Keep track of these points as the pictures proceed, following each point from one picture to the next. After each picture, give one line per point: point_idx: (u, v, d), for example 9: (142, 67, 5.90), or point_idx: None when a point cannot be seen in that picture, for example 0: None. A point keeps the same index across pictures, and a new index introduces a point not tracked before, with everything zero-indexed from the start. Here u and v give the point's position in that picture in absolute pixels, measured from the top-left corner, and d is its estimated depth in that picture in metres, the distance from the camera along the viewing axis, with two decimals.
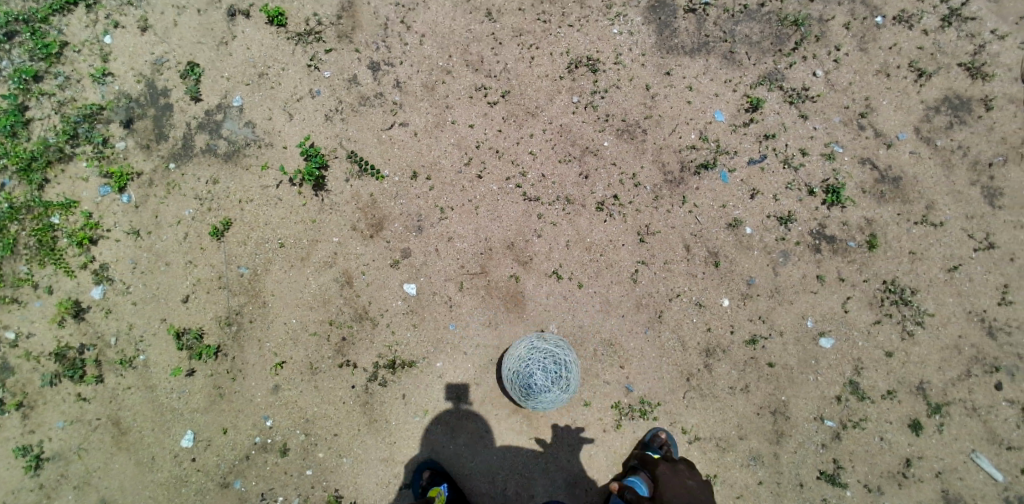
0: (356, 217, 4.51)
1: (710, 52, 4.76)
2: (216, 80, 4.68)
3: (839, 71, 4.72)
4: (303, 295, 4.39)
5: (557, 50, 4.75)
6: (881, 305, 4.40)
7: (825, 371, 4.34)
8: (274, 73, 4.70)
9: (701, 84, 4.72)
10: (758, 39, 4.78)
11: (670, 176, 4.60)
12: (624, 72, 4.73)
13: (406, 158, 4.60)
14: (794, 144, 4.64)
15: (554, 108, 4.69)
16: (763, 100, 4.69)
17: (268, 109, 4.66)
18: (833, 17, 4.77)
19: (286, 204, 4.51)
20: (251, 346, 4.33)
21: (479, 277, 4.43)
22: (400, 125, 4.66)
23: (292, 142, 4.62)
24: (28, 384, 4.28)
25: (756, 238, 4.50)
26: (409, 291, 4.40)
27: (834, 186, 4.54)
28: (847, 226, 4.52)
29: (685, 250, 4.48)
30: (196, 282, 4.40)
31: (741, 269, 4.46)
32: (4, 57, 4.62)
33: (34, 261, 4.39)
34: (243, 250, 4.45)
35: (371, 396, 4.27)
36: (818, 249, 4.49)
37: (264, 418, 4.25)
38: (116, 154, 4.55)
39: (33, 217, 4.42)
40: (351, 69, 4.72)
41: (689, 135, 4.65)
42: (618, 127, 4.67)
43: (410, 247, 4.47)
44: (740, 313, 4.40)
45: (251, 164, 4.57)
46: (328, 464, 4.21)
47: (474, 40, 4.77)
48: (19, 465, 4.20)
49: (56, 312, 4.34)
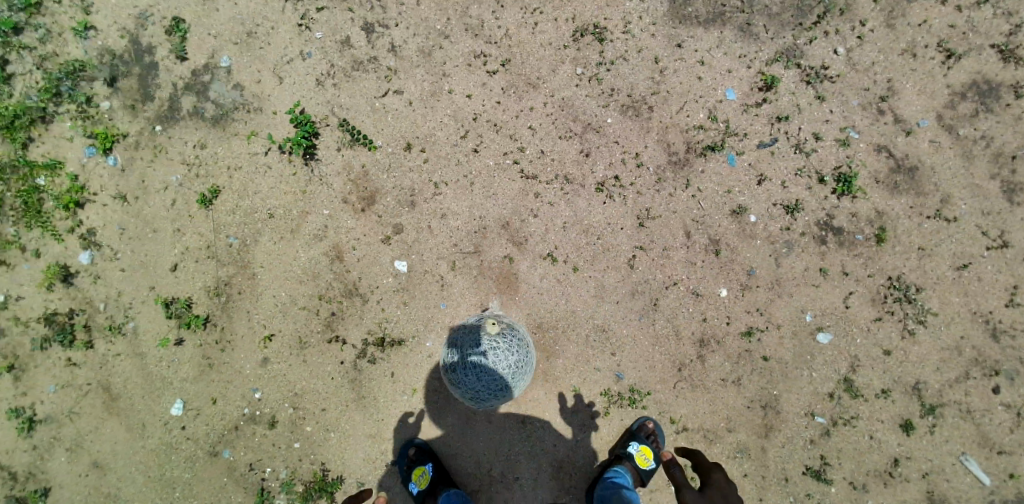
0: (347, 189, 4.38)
1: (725, 23, 4.49)
2: (203, 38, 4.46)
3: (861, 49, 4.45)
4: (292, 268, 4.32)
5: (563, 16, 4.49)
6: (884, 302, 4.28)
7: (821, 367, 4.26)
8: (265, 32, 4.47)
9: (713, 58, 4.46)
10: (778, 11, 4.49)
11: (675, 157, 4.41)
12: (632, 43, 4.47)
13: (400, 129, 4.43)
14: (807, 128, 4.42)
15: (556, 80, 4.46)
16: (779, 78, 4.44)
17: (258, 71, 4.45)
18: None
19: (275, 173, 4.38)
20: (240, 318, 4.30)
21: (472, 256, 4.33)
22: (395, 93, 4.45)
23: (282, 108, 4.44)
24: (18, 347, 4.27)
25: (760, 226, 4.36)
26: (400, 268, 4.33)
27: (846, 175, 4.36)
28: (856, 218, 4.35)
29: (685, 237, 4.35)
30: (185, 249, 4.34)
31: (742, 259, 4.34)
32: None
33: (21, 223, 4.32)
34: (232, 218, 4.36)
35: (360, 373, 4.25)
36: (824, 241, 4.34)
37: (252, 390, 4.25)
38: (101, 114, 4.40)
39: (18, 178, 4.33)
40: (344, 30, 4.48)
41: (698, 114, 4.43)
42: (622, 103, 4.44)
43: (402, 223, 4.36)
44: (737, 304, 4.30)
45: (238, 130, 4.41)
46: (315, 438, 4.23)
47: (475, 3, 4.49)
48: (11, 425, 4.23)
49: (43, 277, 4.30)
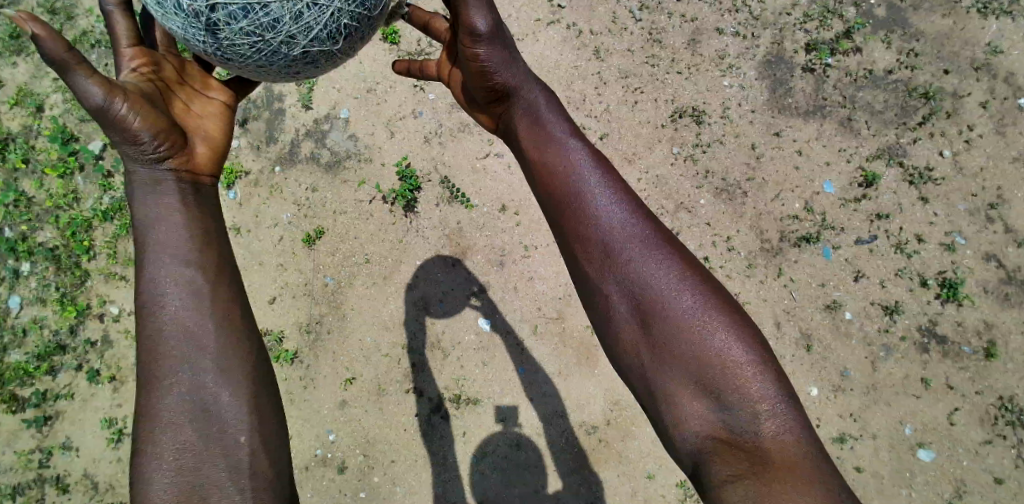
0: (441, 244, 4.54)
1: (826, 116, 4.52)
2: (326, 91, 4.85)
3: (970, 154, 4.36)
4: (381, 314, 4.47)
5: (663, 97, 4.62)
6: (994, 423, 4.01)
7: (921, 488, 3.97)
8: (381, 91, 4.82)
9: (813, 151, 4.47)
10: (882, 109, 4.50)
11: (769, 245, 4.36)
12: (731, 128, 4.55)
13: (497, 191, 4.60)
14: (910, 229, 4.31)
15: (653, 158, 4.54)
16: (880, 176, 4.39)
17: (371, 125, 4.76)
18: (969, 93, 4.45)
19: (377, 221, 4.61)
20: (326, 356, 4.44)
21: (554, 322, 4.36)
22: (495, 155, 4.66)
23: (389, 162, 4.69)
24: (123, 358, 4.56)
25: (855, 325, 4.22)
26: (484, 326, 4.40)
27: (951, 280, 4.20)
28: (961, 327, 4.16)
29: (775, 328, 4.25)
30: (283, 285, 4.56)
31: (835, 358, 4.19)
32: None
33: None
34: (331, 261, 4.58)
35: (434, 428, 4.27)
36: (926, 349, 4.16)
37: (327, 432, 4.33)
38: (227, 152, 4.78)
39: None
40: (453, 94, 4.75)
41: (794, 204, 4.41)
42: (717, 186, 4.47)
43: (490, 281, 4.47)
44: (829, 405, 4.12)
45: (348, 178, 4.69)
46: (382, 490, 4.22)
47: (579, 77, 4.69)
48: (104, 434, 4.44)
49: None
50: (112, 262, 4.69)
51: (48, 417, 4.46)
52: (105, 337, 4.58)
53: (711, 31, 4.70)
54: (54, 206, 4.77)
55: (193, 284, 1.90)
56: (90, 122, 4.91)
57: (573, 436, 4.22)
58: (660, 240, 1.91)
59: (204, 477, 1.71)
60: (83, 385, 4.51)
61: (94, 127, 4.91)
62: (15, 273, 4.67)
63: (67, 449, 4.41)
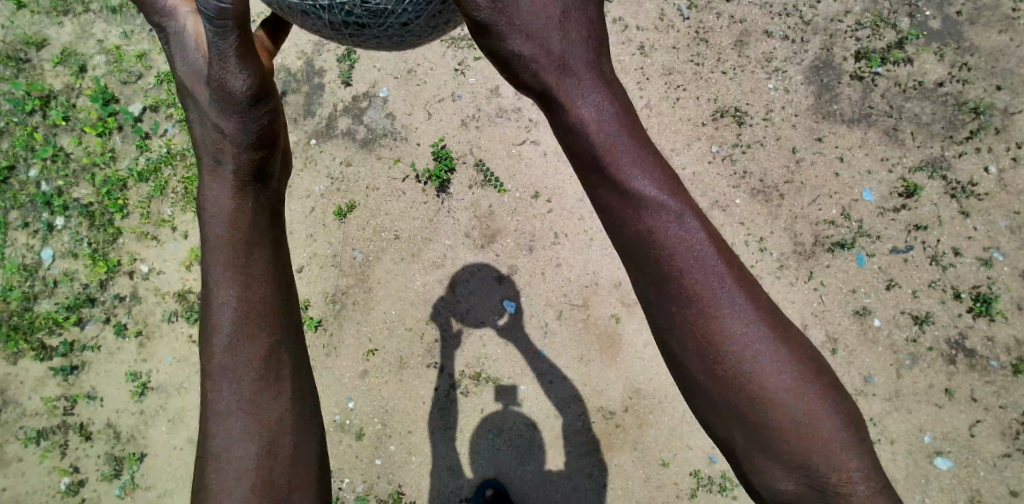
0: (472, 225, 4.57)
1: (871, 125, 4.47)
2: (368, 69, 4.91)
3: (1014, 171, 4.29)
4: (407, 289, 4.50)
5: (705, 95, 4.61)
6: (1015, 438, 3.95)
7: (936, 496, 3.90)
8: (423, 72, 4.86)
9: (853, 158, 4.43)
10: (928, 120, 4.44)
11: (802, 248, 4.33)
12: (771, 130, 4.52)
13: (532, 178, 4.61)
14: (947, 241, 4.25)
15: (690, 155, 4.53)
16: (921, 187, 4.34)
17: (411, 105, 4.81)
18: (1021, 110, 4.36)
19: (409, 198, 4.64)
20: (349, 327, 4.47)
21: (579, 309, 4.36)
22: (532, 143, 4.67)
23: (426, 142, 4.73)
24: (149, 315, 4.61)
25: (883, 332, 4.17)
26: (508, 308, 4.42)
27: (985, 294, 4.14)
28: (991, 342, 4.10)
29: (801, 329, 4.22)
30: (313, 254, 4.61)
31: (860, 364, 4.14)
32: None
33: (178, 205, 4.78)
34: (361, 234, 4.62)
35: (451, 404, 4.28)
36: (953, 361, 4.10)
37: (347, 399, 4.36)
38: None
39: (186, 165, 4.82)
40: (495, 80, 4.79)
41: (830, 209, 4.37)
42: (753, 187, 4.45)
43: (517, 265, 4.48)
44: None
45: (384, 155, 4.73)
46: (396, 459, 4.23)
47: (622, 71, 4.70)
48: (128, 387, 4.50)
49: (187, 256, 4.68)
50: (145, 221, 4.75)
51: (74, 367, 4.54)
52: (132, 294, 4.64)
53: (758, 33, 4.68)
54: (91, 164, 4.84)
55: (233, 257, 1.42)
56: (134, 84, 5.00)
57: (590, 424, 4.19)
58: (710, 229, 1.35)
59: (231, 491, 1.34)
60: (110, 339, 4.59)
61: (136, 89, 4.99)
62: (49, 227, 4.75)
63: (92, 398, 4.48)
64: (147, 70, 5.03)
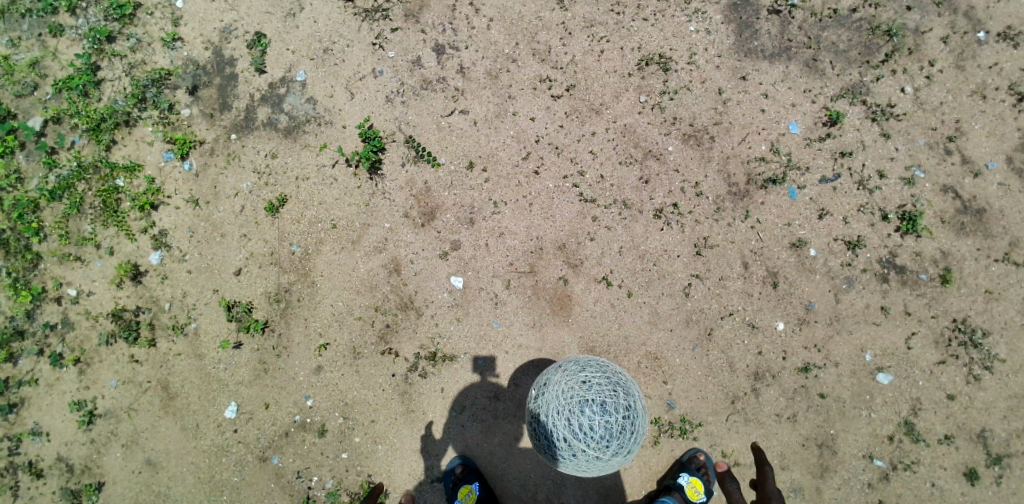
0: (409, 204, 4.48)
1: (791, 58, 4.51)
2: (281, 52, 4.64)
3: (929, 88, 4.41)
4: (351, 278, 4.43)
5: (628, 45, 4.56)
6: (948, 344, 4.21)
7: (880, 408, 4.21)
8: (339, 49, 4.63)
9: (778, 92, 4.48)
10: (845, 48, 4.50)
11: (735, 188, 4.41)
12: (696, 73, 4.51)
13: (463, 148, 4.52)
14: (872, 165, 4.38)
15: (620, 106, 4.51)
16: (844, 114, 4.43)
17: (330, 86, 4.60)
18: (931, 29, 4.45)
19: (341, 185, 4.51)
20: (298, 324, 4.40)
21: (527, 276, 4.39)
22: (460, 113, 4.56)
23: (351, 123, 4.58)
24: (86, 341, 4.43)
25: (819, 261, 4.32)
26: (456, 284, 4.39)
27: (911, 214, 4.29)
28: (919, 257, 4.29)
29: (743, 268, 4.33)
30: (249, 255, 4.47)
31: (800, 293, 4.30)
32: (80, 16, 4.66)
33: (98, 221, 4.51)
34: (297, 227, 4.49)
35: (411, 386, 4.33)
36: (886, 279, 4.29)
37: (304, 397, 4.34)
38: (181, 121, 4.60)
39: (100, 177, 4.53)
40: (415, 51, 4.62)
41: (760, 146, 4.43)
42: (684, 132, 4.47)
43: (460, 240, 4.43)
44: (795, 338, 4.27)
45: (309, 142, 4.56)
46: (363, 450, 4.30)
47: (543, 28, 4.59)
48: (74, 417, 4.36)
49: (115, 274, 4.47)
50: (64, 243, 4.48)
51: (14, 405, 4.36)
52: (64, 320, 4.44)
53: None
54: None
55: None
56: (29, 96, 4.61)
57: None
58: None
59: None
60: (47, 371, 4.40)
61: (33, 101, 4.61)
62: None
63: (37, 435, 4.34)
64: (41, 79, 4.62)
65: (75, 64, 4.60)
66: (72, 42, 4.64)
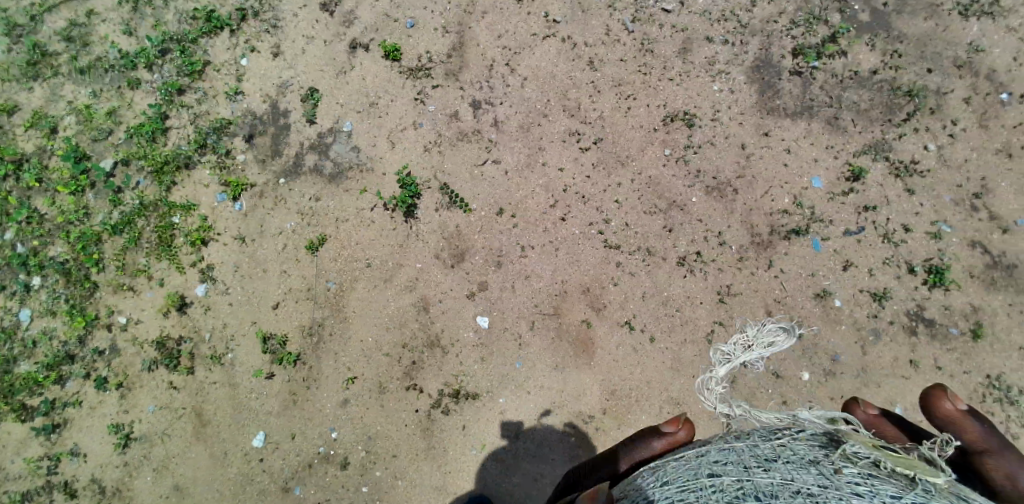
0: (441, 246, 4.69)
1: (813, 116, 4.67)
2: (332, 105, 5.03)
3: (953, 146, 4.49)
4: (383, 315, 4.60)
5: (654, 102, 4.80)
6: (982, 401, 4.10)
7: None
8: (384, 104, 4.99)
9: (800, 148, 4.62)
10: (867, 107, 4.64)
11: (758, 238, 4.48)
12: (720, 129, 4.70)
13: (494, 195, 4.75)
14: (897, 219, 4.42)
15: (645, 158, 4.71)
16: (867, 170, 4.52)
17: (374, 136, 4.95)
18: (952, 90, 4.57)
19: (378, 227, 4.76)
20: (328, 358, 4.56)
21: (551, 318, 4.48)
22: (493, 162, 4.82)
23: (390, 170, 4.88)
24: (129, 366, 4.66)
25: (845, 312, 4.31)
26: (482, 323, 4.52)
27: (937, 266, 4.29)
28: (949, 311, 4.24)
29: (767, 317, 4.35)
30: (288, 290, 4.70)
31: (827, 344, 4.27)
32: (155, 71, 5.16)
33: (153, 254, 4.83)
34: (335, 265, 4.72)
35: (434, 423, 4.39)
36: (915, 331, 4.23)
37: (330, 430, 4.45)
38: (236, 165, 4.98)
39: (158, 214, 4.89)
40: (454, 105, 4.94)
41: (783, 199, 4.54)
42: (708, 184, 4.62)
43: (488, 281, 4.59)
44: (822, 391, 4.21)
45: (351, 187, 4.86)
46: (383, 484, 4.35)
47: (574, 86, 4.89)
48: (110, 440, 4.54)
49: (164, 303, 4.75)
50: (121, 273, 4.81)
51: (56, 425, 4.58)
52: (112, 346, 4.70)
53: (701, 39, 4.85)
54: (65, 221, 4.92)
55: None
56: (104, 141, 5.07)
57: (571, 428, 4.32)
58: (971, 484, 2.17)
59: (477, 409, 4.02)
60: (91, 393, 4.63)
61: (107, 145, 5.06)
62: (27, 288, 4.80)
63: (74, 456, 4.53)
64: (117, 125, 5.09)
65: (147, 113, 5.07)
66: (147, 94, 5.13)
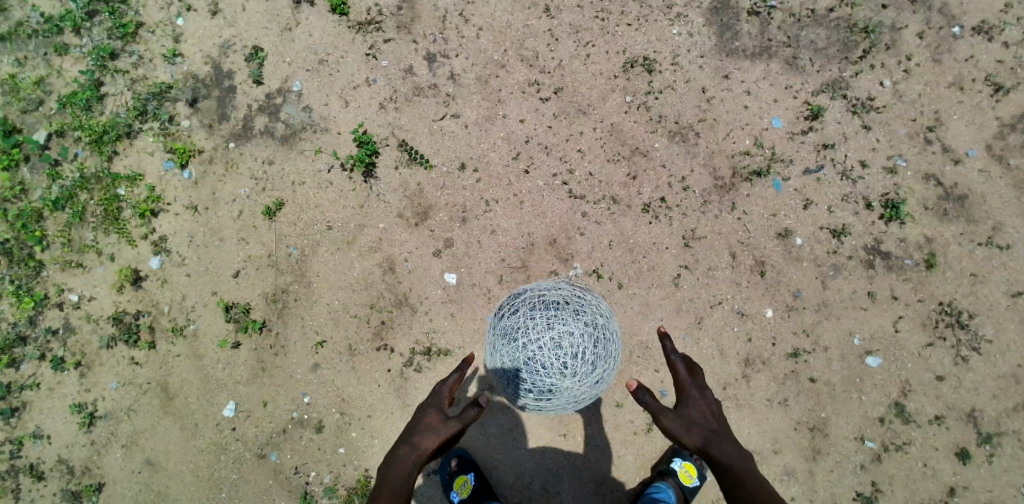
0: (403, 205, 4.59)
1: (772, 57, 4.65)
2: (279, 64, 4.81)
3: (907, 82, 4.54)
4: (348, 278, 4.51)
5: (613, 49, 4.71)
6: (936, 327, 4.27)
7: (870, 391, 4.25)
8: (334, 60, 4.79)
9: (760, 89, 4.61)
10: (824, 46, 4.64)
11: (721, 182, 4.51)
12: (680, 73, 4.66)
13: (455, 150, 4.65)
14: (854, 156, 4.49)
15: (606, 107, 4.65)
16: (825, 108, 4.55)
17: (326, 95, 4.76)
18: (906, 25, 4.60)
19: (337, 188, 4.62)
20: (294, 323, 4.48)
21: (519, 271, 4.47)
22: (452, 117, 4.70)
23: (346, 129, 4.72)
24: (87, 345, 4.50)
25: (806, 249, 4.40)
26: (450, 281, 4.48)
27: (894, 201, 4.39)
28: (905, 243, 4.36)
29: (731, 258, 4.41)
30: (247, 258, 4.57)
31: (789, 281, 4.37)
32: (84, 35, 4.83)
33: (100, 229, 4.62)
34: (294, 230, 4.59)
35: (407, 381, 4.38)
36: (873, 265, 4.36)
37: (302, 394, 4.40)
38: (181, 132, 4.74)
39: (101, 187, 4.66)
40: (408, 59, 4.78)
41: (743, 141, 4.55)
42: (669, 129, 4.60)
43: (453, 238, 4.53)
44: (785, 325, 4.32)
45: (305, 148, 4.69)
46: (360, 444, 4.34)
47: (530, 36, 4.76)
48: (74, 419, 4.42)
49: (116, 279, 4.57)
50: (67, 250, 4.59)
51: (15, 409, 4.43)
52: (65, 326, 4.52)
53: None
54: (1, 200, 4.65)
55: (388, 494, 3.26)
56: (35, 112, 4.77)
57: None
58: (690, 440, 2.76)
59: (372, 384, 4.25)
60: (48, 374, 4.47)
61: (38, 116, 4.76)
62: None
63: (37, 438, 4.40)
64: (46, 95, 4.79)
65: (79, 81, 4.77)
66: (77, 60, 4.81)
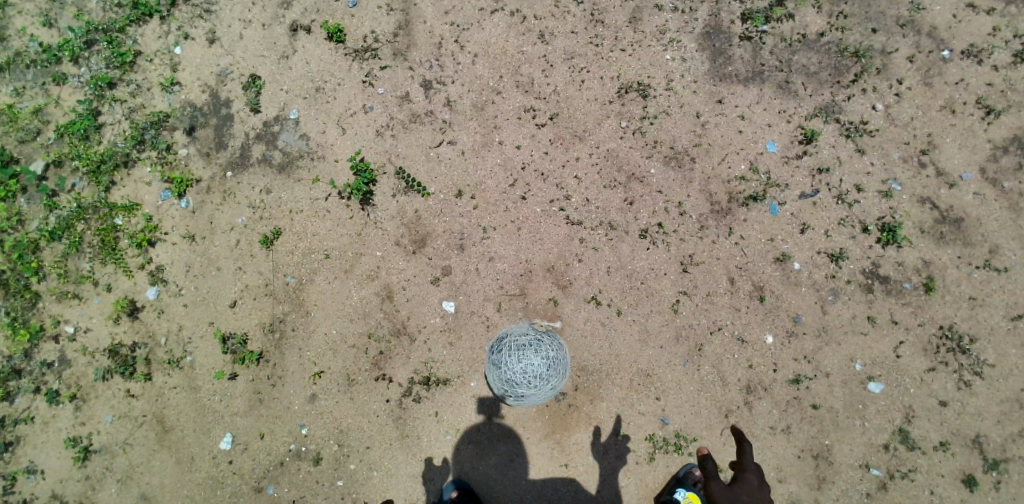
0: (401, 232, 4.59)
1: (765, 81, 4.68)
2: (275, 92, 4.82)
3: (899, 105, 4.58)
4: (345, 306, 4.50)
5: (607, 74, 4.74)
6: (937, 352, 4.26)
7: (874, 418, 4.24)
8: (330, 88, 4.81)
9: (753, 113, 4.64)
10: (816, 70, 4.68)
11: (717, 206, 4.52)
12: (674, 98, 4.69)
13: (452, 177, 4.65)
14: (849, 179, 4.51)
15: (602, 132, 4.67)
16: (818, 132, 4.58)
17: (322, 123, 4.77)
18: (896, 49, 4.64)
19: (335, 216, 4.62)
20: (291, 353, 4.45)
21: (518, 298, 4.47)
22: (448, 143, 4.71)
23: (344, 157, 4.72)
24: (82, 377, 4.47)
25: (804, 274, 4.40)
26: (448, 308, 4.46)
27: (890, 224, 4.40)
28: (902, 267, 4.37)
29: (729, 283, 4.40)
30: (244, 287, 4.55)
31: (788, 306, 4.36)
32: (82, 65, 4.84)
33: (96, 259, 4.60)
34: (292, 258, 4.58)
35: (405, 411, 4.35)
36: (871, 289, 4.36)
37: (299, 426, 4.36)
38: (178, 160, 4.74)
39: (98, 217, 4.64)
40: (404, 86, 4.80)
41: (739, 165, 4.57)
42: (665, 154, 4.61)
43: (451, 265, 4.52)
44: (785, 351, 4.31)
45: (302, 176, 4.69)
46: (359, 476, 4.31)
47: (525, 62, 4.78)
48: (68, 454, 4.38)
49: (112, 310, 4.54)
50: (63, 281, 4.57)
51: (9, 443, 4.38)
52: (60, 358, 4.49)
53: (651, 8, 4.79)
54: None
55: None
56: (33, 141, 4.77)
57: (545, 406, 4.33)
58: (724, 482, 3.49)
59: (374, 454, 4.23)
60: (43, 408, 4.42)
61: (36, 146, 4.76)
62: None
63: (32, 473, 4.36)
64: (45, 125, 4.79)
65: (77, 110, 4.78)
66: (75, 90, 4.82)
